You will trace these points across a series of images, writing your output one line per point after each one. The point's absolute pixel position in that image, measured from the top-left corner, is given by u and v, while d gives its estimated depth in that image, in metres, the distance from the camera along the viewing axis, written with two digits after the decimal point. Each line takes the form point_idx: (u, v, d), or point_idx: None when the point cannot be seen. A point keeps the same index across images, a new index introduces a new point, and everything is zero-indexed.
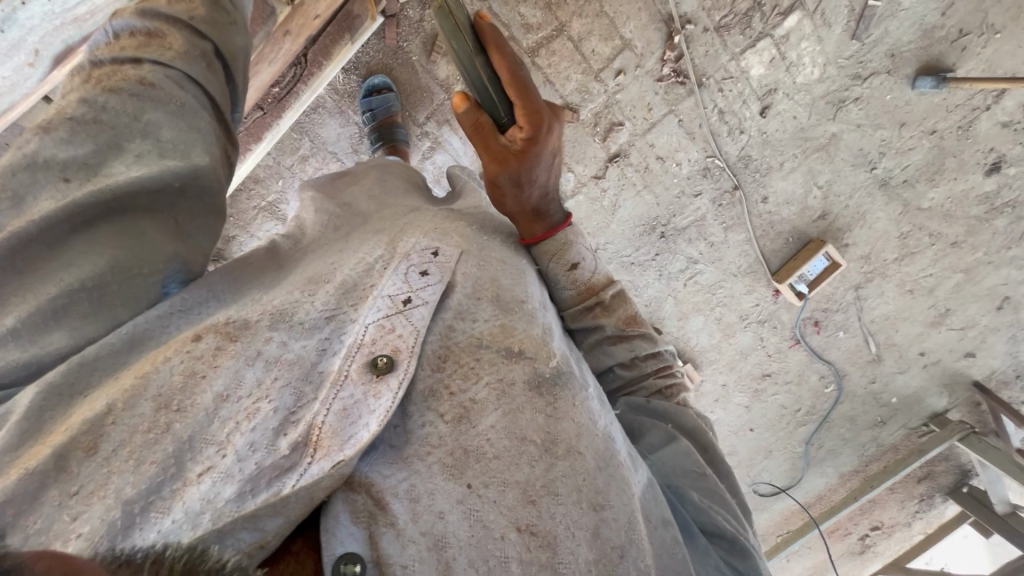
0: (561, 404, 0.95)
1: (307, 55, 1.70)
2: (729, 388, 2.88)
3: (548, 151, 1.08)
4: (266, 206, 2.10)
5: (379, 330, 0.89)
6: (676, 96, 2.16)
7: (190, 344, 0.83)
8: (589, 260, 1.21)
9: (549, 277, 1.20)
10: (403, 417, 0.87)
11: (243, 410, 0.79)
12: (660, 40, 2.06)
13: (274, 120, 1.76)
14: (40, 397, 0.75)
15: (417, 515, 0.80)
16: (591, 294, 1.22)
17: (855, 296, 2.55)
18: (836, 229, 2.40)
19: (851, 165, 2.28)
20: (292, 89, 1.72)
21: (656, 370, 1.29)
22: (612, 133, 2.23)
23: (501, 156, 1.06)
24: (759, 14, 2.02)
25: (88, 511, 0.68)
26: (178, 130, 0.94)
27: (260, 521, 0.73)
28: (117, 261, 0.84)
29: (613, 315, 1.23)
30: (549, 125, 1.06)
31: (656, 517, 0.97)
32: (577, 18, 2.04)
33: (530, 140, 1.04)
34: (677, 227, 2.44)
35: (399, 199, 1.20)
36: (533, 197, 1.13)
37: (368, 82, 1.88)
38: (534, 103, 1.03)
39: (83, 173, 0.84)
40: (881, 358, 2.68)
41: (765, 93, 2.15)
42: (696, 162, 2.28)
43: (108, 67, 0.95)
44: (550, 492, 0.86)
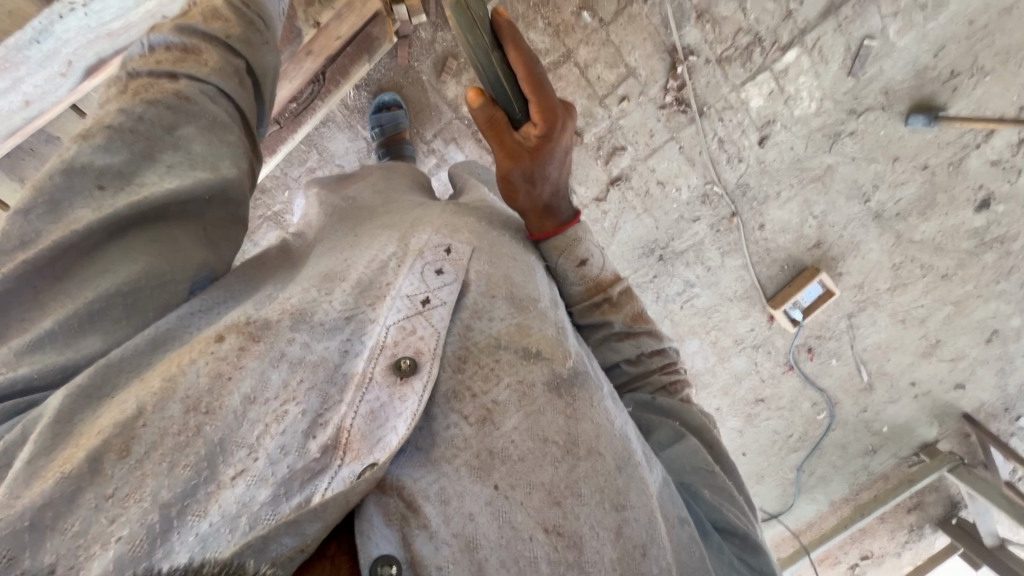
0: (580, 404, 0.96)
1: (325, 73, 1.73)
2: (722, 412, 2.89)
3: (560, 148, 1.12)
4: (272, 215, 2.11)
5: (401, 331, 0.91)
6: (677, 124, 2.21)
7: (213, 345, 0.83)
8: (597, 256, 1.24)
9: (558, 273, 1.22)
10: (427, 419, 0.89)
11: (271, 414, 0.80)
12: (663, 69, 2.12)
13: (289, 134, 1.80)
14: (69, 399, 0.75)
15: (448, 517, 0.82)
16: (598, 290, 1.24)
17: (847, 324, 2.59)
18: (830, 258, 2.45)
19: (846, 197, 2.34)
20: (309, 105, 1.76)
21: (661, 366, 1.31)
22: (614, 156, 2.28)
23: (515, 152, 1.09)
24: (759, 49, 2.08)
25: (125, 513, 0.69)
26: (214, 145, 0.97)
27: (301, 526, 0.75)
28: (151, 269, 0.85)
29: (621, 312, 1.25)
30: (563, 122, 1.09)
31: (673, 516, 0.99)
32: (583, 45, 2.10)
33: (543, 136, 1.08)
34: (675, 251, 2.47)
35: (401, 198, 1.23)
36: (544, 193, 1.16)
37: (379, 99, 1.92)
38: (549, 100, 1.06)
39: (118, 182, 0.86)
40: (873, 387, 2.71)
41: (764, 124, 2.21)
42: (695, 189, 2.33)
43: (145, 80, 0.96)
44: (573, 493, 0.88)
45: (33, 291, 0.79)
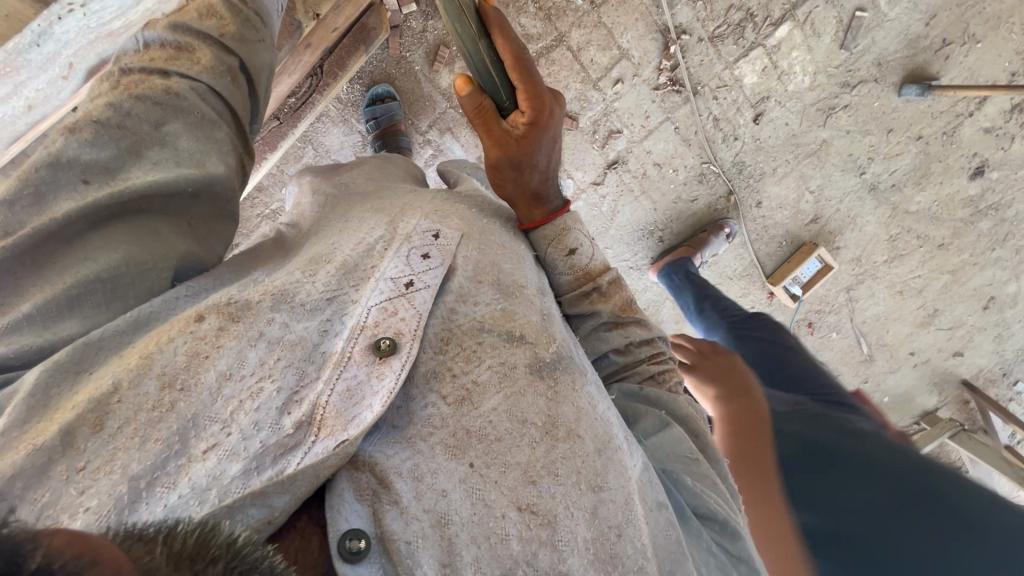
0: (563, 387, 0.91)
1: (323, 66, 1.71)
2: None
3: (548, 135, 1.13)
4: (269, 214, 2.09)
5: (382, 312, 0.88)
6: (671, 105, 2.18)
7: (193, 325, 0.80)
8: (586, 246, 1.24)
9: (547, 263, 1.22)
10: (405, 398, 0.85)
11: (246, 390, 0.76)
12: (657, 49, 2.06)
13: (289, 129, 1.76)
14: (47, 374, 0.72)
15: (420, 493, 0.77)
16: (588, 279, 1.24)
17: (846, 298, 2.63)
18: (828, 232, 2.47)
19: (842, 171, 2.35)
20: (308, 100, 1.74)
21: (650, 356, 1.28)
22: (610, 140, 2.23)
23: (502, 140, 1.11)
24: (752, 24, 2.06)
25: (94, 485, 0.65)
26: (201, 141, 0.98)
27: (268, 498, 0.70)
28: (131, 256, 0.84)
29: (610, 302, 1.25)
30: (550, 108, 1.10)
31: (651, 500, 0.90)
32: (576, 29, 2.00)
33: (531, 124, 1.08)
34: (674, 233, 2.48)
35: (393, 186, 1.22)
36: (533, 180, 1.17)
37: (372, 91, 1.92)
38: (536, 87, 1.06)
39: (103, 176, 0.86)
40: (873, 358, 2.75)
41: (758, 101, 2.20)
42: (692, 168, 2.32)
43: (137, 76, 0.98)
44: (549, 472, 0.81)
45: (12, 276, 0.77)
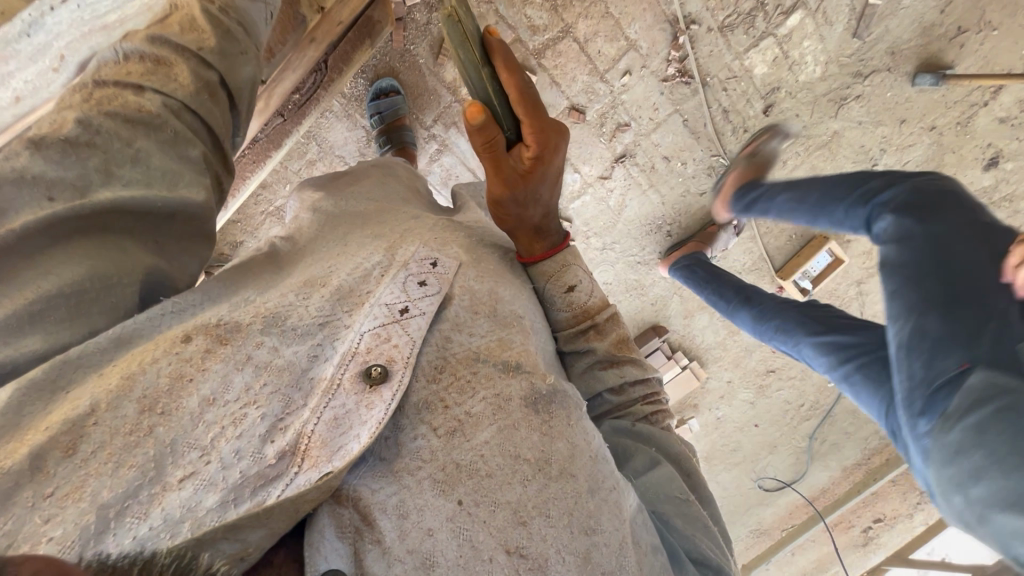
0: (558, 423, 0.92)
1: (327, 61, 1.67)
2: (734, 384, 2.89)
3: (552, 171, 1.09)
4: (273, 211, 2.06)
5: (375, 338, 0.88)
6: (680, 96, 2.13)
7: (179, 345, 0.80)
8: (586, 282, 1.23)
9: (545, 297, 1.21)
10: (394, 429, 0.85)
11: (230, 416, 0.77)
12: (666, 40, 2.02)
13: (294, 126, 1.75)
14: (19, 392, 0.71)
15: (405, 532, 0.79)
16: (585, 317, 1.22)
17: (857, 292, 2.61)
18: None
19: (853, 163, 2.31)
20: (313, 96, 1.70)
21: (644, 396, 1.25)
22: (618, 132, 2.17)
23: (508, 175, 1.06)
24: (763, 14, 2.02)
25: (61, 513, 0.65)
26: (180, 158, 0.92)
27: (240, 533, 0.72)
28: (95, 270, 0.81)
29: (606, 340, 1.21)
30: (558, 145, 1.06)
31: (646, 545, 0.93)
32: (582, 19, 1.95)
33: (536, 158, 1.05)
34: (683, 226, 2.40)
35: (396, 207, 1.22)
36: (536, 215, 1.15)
37: (376, 85, 1.88)
38: (544, 121, 1.03)
39: (70, 194, 0.82)
40: None
41: (769, 92, 2.16)
42: (701, 162, 2.27)
43: (110, 90, 0.93)
44: (540, 513, 0.84)
45: None
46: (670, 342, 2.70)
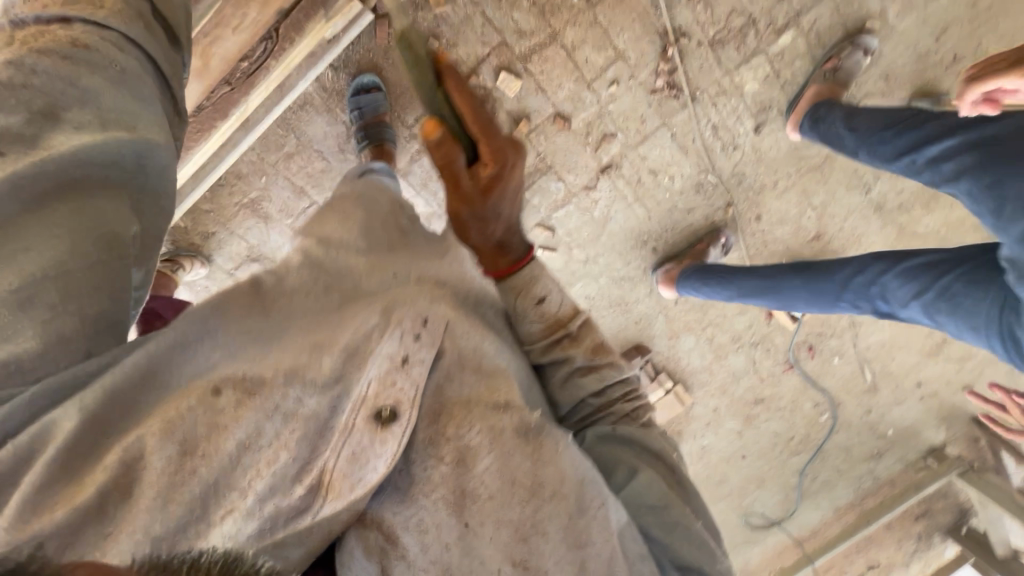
0: (547, 449, 0.81)
1: (278, 30, 1.62)
2: (721, 413, 2.77)
3: (515, 189, 0.96)
4: (247, 204, 2.01)
5: (382, 383, 0.80)
6: (669, 109, 2.09)
7: (211, 397, 0.74)
8: (557, 291, 1.02)
9: (518, 322, 1.02)
10: (406, 460, 0.82)
11: (263, 460, 0.73)
12: (655, 51, 2.00)
13: (241, 96, 1.68)
14: (81, 428, 0.68)
15: (427, 545, 0.79)
16: (557, 328, 1.03)
17: (850, 321, 2.60)
18: (831, 251, 2.39)
19: (846, 187, 2.29)
20: (262, 66, 1.65)
21: (623, 394, 1.08)
22: (604, 143, 2.13)
23: (464, 193, 0.94)
24: (754, 31, 2.00)
25: (119, 544, 0.64)
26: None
27: (286, 550, 0.72)
28: (76, 246, 0.81)
29: (582, 346, 1.04)
30: (514, 161, 0.94)
31: (635, 555, 0.82)
32: (570, 26, 1.94)
33: (495, 175, 0.93)
34: (668, 243, 2.34)
35: (391, 259, 0.94)
36: (502, 240, 0.99)
37: (358, 81, 1.85)
38: (499, 137, 0.94)
39: (21, 144, 0.82)
40: (877, 389, 2.74)
41: (760, 110, 2.13)
42: (688, 177, 2.22)
43: (33, 28, 0.94)
44: (538, 531, 0.78)
45: None
46: (653, 363, 2.60)
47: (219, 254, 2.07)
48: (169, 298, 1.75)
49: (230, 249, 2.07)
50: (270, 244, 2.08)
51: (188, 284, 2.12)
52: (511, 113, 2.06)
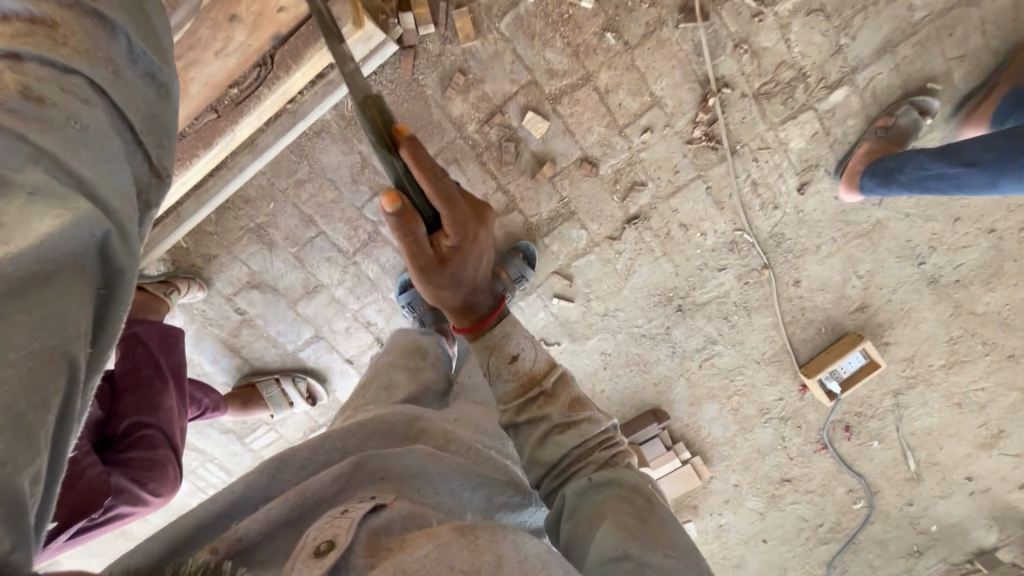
0: (484, 537, 0.74)
1: (274, 57, 1.51)
2: (742, 490, 2.53)
3: (475, 255, 0.99)
4: (254, 228, 1.93)
5: (320, 525, 0.78)
6: (705, 162, 1.95)
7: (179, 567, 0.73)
8: (529, 349, 1.11)
9: (493, 374, 1.10)
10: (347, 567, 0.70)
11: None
12: (694, 101, 1.87)
13: (229, 124, 1.55)
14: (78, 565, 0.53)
15: None
16: (531, 384, 1.08)
17: (893, 403, 2.34)
18: (875, 324, 2.18)
19: (897, 258, 2.07)
20: (253, 92, 1.53)
21: (599, 443, 1.07)
22: (633, 192, 1.99)
23: (423, 261, 0.96)
24: (803, 85, 1.86)
25: None
26: (85, 158, 0.58)
27: None
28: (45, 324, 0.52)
29: (558, 402, 1.07)
30: (474, 234, 0.96)
31: None
32: (605, 69, 1.83)
33: (454, 247, 0.96)
34: (696, 302, 2.15)
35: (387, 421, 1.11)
36: (458, 294, 1.04)
37: (401, 279, 1.99)
38: (462, 213, 0.93)
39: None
40: (921, 479, 2.44)
41: (805, 169, 1.97)
42: (722, 234, 2.05)
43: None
44: None
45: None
46: (671, 430, 2.39)
47: (219, 278, 1.98)
48: (159, 323, 1.63)
49: (231, 274, 1.98)
50: (273, 272, 1.98)
51: (183, 307, 2.02)
52: (536, 154, 1.94)
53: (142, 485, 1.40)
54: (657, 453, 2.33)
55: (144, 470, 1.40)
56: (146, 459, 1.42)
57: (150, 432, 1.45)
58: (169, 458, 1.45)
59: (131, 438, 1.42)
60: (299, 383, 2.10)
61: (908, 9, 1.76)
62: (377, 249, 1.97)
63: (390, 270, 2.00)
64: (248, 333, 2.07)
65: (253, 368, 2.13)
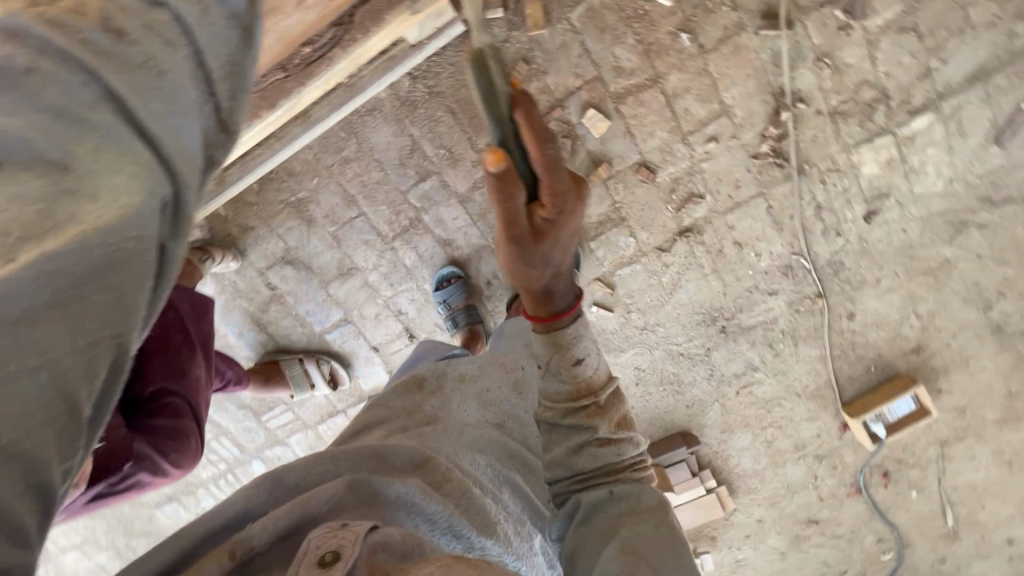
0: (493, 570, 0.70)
1: (353, 16, 1.42)
2: (764, 526, 2.40)
3: (567, 233, 0.96)
4: (295, 203, 1.88)
5: (321, 535, 0.75)
6: (769, 178, 1.85)
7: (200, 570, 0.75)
8: (594, 356, 1.04)
9: (549, 372, 1.04)
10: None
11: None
12: (764, 113, 1.78)
13: (295, 86, 1.47)
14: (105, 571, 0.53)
15: None
16: (587, 392, 1.03)
17: (938, 454, 2.19)
18: (930, 368, 2.03)
19: (962, 300, 1.93)
20: (327, 54, 1.44)
21: (633, 463, 1.02)
22: (688, 204, 1.90)
23: (517, 230, 0.92)
24: (884, 107, 1.75)
25: None
26: (153, 108, 0.59)
27: None
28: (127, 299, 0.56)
29: (607, 417, 1.02)
30: (572, 208, 0.93)
31: None
32: (675, 71, 1.75)
33: (550, 220, 0.93)
34: (741, 324, 2.04)
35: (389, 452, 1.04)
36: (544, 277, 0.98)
37: (438, 273, 1.93)
38: (564, 185, 0.90)
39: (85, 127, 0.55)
40: (957, 536, 2.28)
41: (875, 196, 1.85)
42: (778, 257, 1.94)
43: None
44: None
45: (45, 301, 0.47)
46: (698, 455, 2.28)
47: (254, 250, 1.94)
48: (192, 290, 1.58)
49: (266, 247, 1.93)
50: (308, 250, 1.93)
51: (215, 276, 1.98)
52: (592, 154, 1.86)
53: (165, 455, 1.34)
54: (682, 478, 2.24)
55: (167, 439, 1.35)
56: (171, 428, 1.37)
57: (175, 400, 1.40)
58: (192, 428, 1.41)
59: (157, 405, 1.37)
60: (322, 366, 2.04)
61: (1009, 36, 1.64)
62: (416, 236, 1.90)
63: (427, 259, 1.93)
64: (276, 309, 2.02)
65: (278, 346, 2.08)
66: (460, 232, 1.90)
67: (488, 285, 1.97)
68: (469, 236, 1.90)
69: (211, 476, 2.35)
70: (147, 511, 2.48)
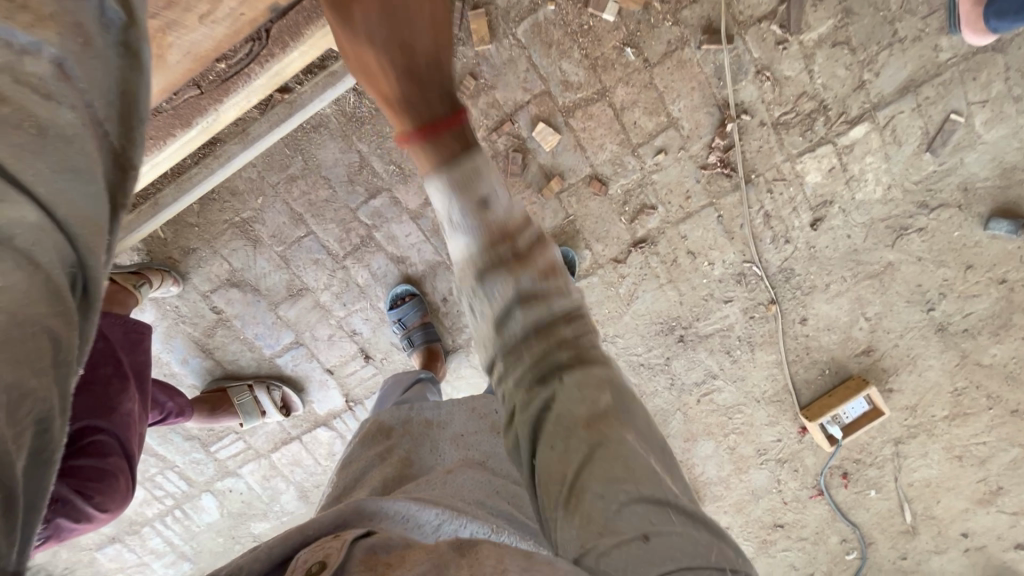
0: None
1: (270, 32, 1.38)
2: (732, 533, 2.41)
3: (431, 30, 1.08)
4: (239, 223, 1.81)
5: (311, 551, 0.73)
6: (718, 189, 1.88)
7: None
8: (500, 198, 1.09)
9: (468, 206, 1.07)
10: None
11: None
12: (711, 125, 1.81)
13: (212, 104, 1.42)
14: None
15: None
16: (507, 241, 1.07)
17: (893, 452, 2.24)
18: (880, 369, 2.09)
19: (906, 302, 2.00)
20: (242, 71, 1.40)
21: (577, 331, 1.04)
22: (642, 215, 1.91)
23: (384, 88, 1.08)
24: (824, 118, 1.80)
25: None
26: (41, 169, 0.57)
27: None
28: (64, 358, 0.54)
29: (529, 266, 1.07)
30: (435, 61, 1.08)
31: None
32: (622, 85, 1.77)
33: (425, 57, 1.07)
34: (698, 333, 2.06)
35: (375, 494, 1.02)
36: (420, 61, 1.07)
37: (392, 291, 1.88)
38: (415, 56, 1.06)
39: None
40: (916, 532, 2.33)
41: (820, 204, 1.90)
42: (730, 265, 1.97)
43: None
44: None
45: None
46: None
47: (196, 273, 1.85)
48: (125, 317, 1.49)
49: (210, 270, 1.85)
50: (255, 271, 1.86)
51: (155, 301, 1.89)
52: (544, 167, 1.86)
53: (86, 497, 1.28)
54: None
55: (90, 481, 1.28)
56: (97, 469, 1.29)
57: (102, 437, 1.31)
58: (121, 467, 1.33)
59: (81, 443, 1.29)
60: (273, 392, 1.96)
61: (934, 49, 1.72)
62: (369, 254, 1.86)
63: (380, 277, 1.88)
64: (223, 334, 1.94)
65: (226, 372, 1.99)
66: (414, 249, 1.86)
67: (444, 301, 1.93)
68: (423, 253, 1.86)
69: (158, 513, 2.21)
70: (86, 555, 2.31)
